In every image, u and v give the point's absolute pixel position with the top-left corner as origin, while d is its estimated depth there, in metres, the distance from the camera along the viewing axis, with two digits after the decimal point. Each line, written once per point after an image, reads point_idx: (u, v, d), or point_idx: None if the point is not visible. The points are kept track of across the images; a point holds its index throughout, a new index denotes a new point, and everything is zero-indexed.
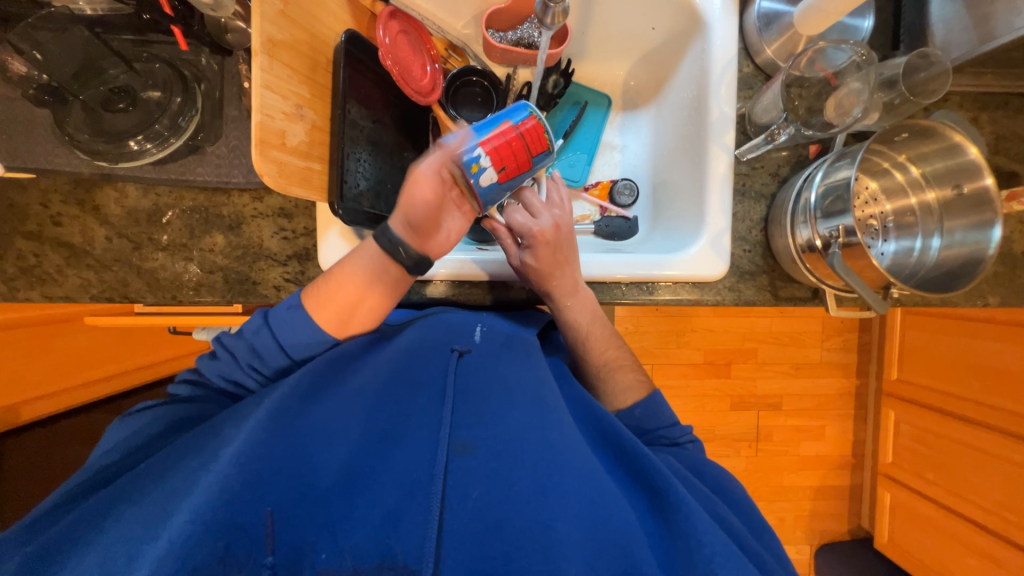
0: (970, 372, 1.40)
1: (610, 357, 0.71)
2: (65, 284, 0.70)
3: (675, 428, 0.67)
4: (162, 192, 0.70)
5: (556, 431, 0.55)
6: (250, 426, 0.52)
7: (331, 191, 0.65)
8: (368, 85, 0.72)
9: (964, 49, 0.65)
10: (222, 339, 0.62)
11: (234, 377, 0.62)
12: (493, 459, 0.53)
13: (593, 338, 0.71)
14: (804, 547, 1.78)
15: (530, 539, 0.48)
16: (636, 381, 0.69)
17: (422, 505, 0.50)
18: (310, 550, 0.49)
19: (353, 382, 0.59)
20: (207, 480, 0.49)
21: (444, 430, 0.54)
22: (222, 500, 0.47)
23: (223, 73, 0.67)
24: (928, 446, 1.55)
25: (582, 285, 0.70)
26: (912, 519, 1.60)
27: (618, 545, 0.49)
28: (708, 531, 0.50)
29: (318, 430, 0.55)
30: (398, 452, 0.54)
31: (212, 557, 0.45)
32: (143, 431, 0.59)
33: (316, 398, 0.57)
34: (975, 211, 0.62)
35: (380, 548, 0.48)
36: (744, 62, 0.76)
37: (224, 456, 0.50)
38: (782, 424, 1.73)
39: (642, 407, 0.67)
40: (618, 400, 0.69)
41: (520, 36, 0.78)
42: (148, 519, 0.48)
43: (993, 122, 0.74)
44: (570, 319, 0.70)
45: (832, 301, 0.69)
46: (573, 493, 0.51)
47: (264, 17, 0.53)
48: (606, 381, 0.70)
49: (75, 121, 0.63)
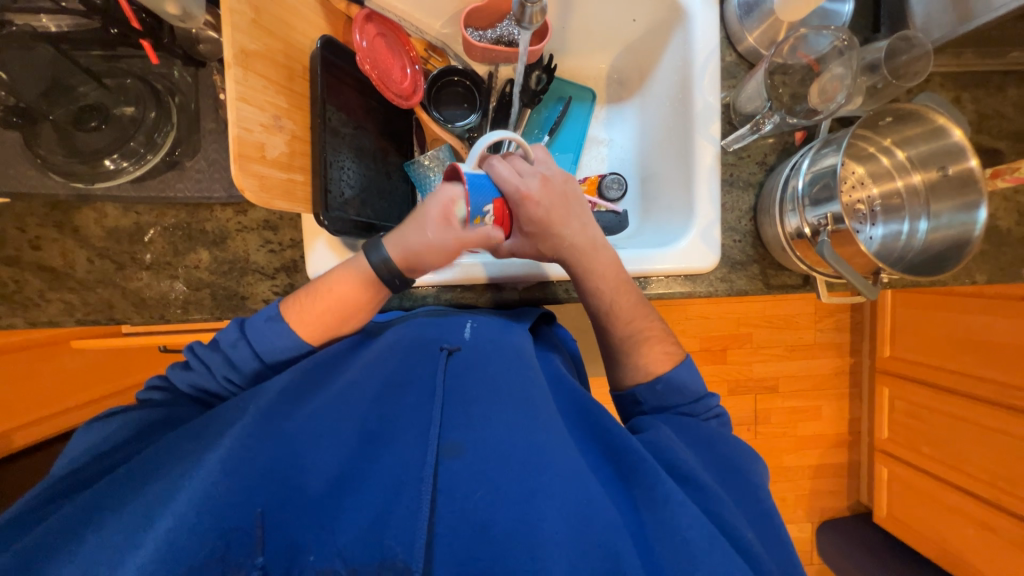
0: (961, 346, 1.42)
1: (640, 327, 0.66)
2: (48, 309, 0.68)
3: (698, 403, 0.64)
4: (142, 210, 0.68)
5: (545, 431, 0.54)
6: (235, 433, 0.51)
7: (315, 201, 0.64)
8: (347, 91, 0.71)
9: (945, 31, 0.66)
10: (196, 349, 0.59)
11: (204, 386, 0.59)
12: (480, 460, 0.51)
13: (620, 307, 0.66)
14: (806, 525, 1.81)
15: (517, 538, 0.46)
16: (665, 352, 0.66)
17: (411, 506, 0.48)
18: (302, 555, 0.46)
19: (343, 379, 0.58)
20: (189, 486, 0.47)
21: (434, 430, 0.52)
22: (208, 506, 0.46)
23: (197, 85, 0.66)
24: (923, 420, 1.57)
25: (600, 252, 0.66)
26: (910, 492, 1.63)
27: (601, 547, 0.47)
28: (693, 526, 0.49)
29: (305, 432, 0.53)
30: (388, 454, 0.52)
31: (204, 561, 0.44)
32: (114, 441, 0.54)
33: (300, 400, 0.55)
34: (960, 193, 0.62)
35: (376, 549, 0.46)
36: (726, 51, 0.76)
37: (208, 462, 0.49)
38: (779, 406, 1.75)
39: (664, 382, 0.63)
40: (640, 372, 0.65)
41: (500, 34, 0.77)
42: (131, 531, 0.45)
43: (975, 101, 0.74)
44: (597, 292, 0.66)
45: (823, 287, 0.69)
46: (559, 495, 0.49)
47: (236, 28, 0.52)
48: (634, 353, 0.66)
49: (47, 142, 0.61)
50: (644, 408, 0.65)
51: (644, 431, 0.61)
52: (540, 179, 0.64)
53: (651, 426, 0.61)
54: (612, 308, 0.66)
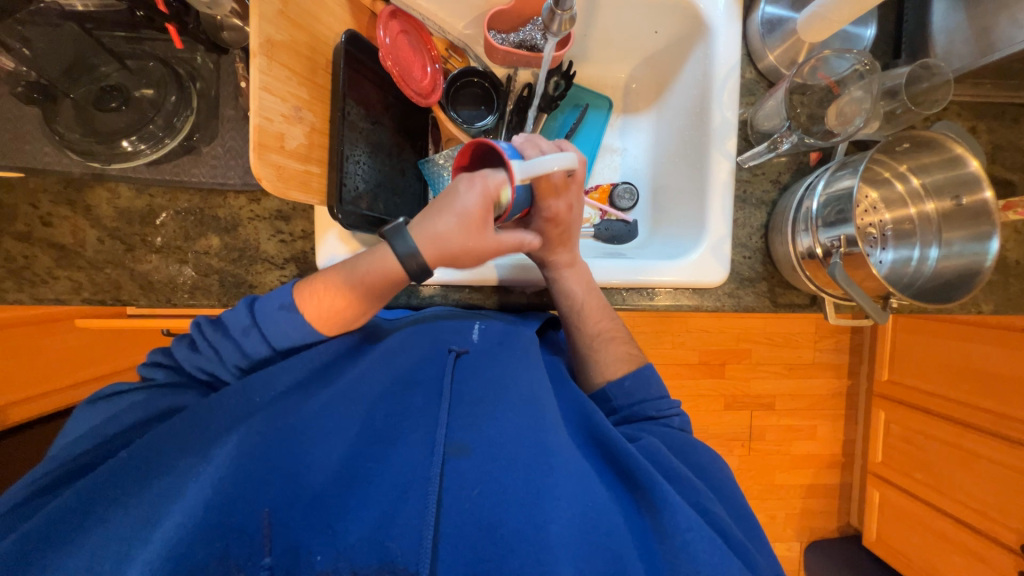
0: (961, 374, 1.42)
1: (605, 327, 0.68)
2: (56, 287, 0.68)
3: (663, 400, 0.65)
4: (155, 193, 0.68)
5: (551, 434, 0.54)
6: (244, 432, 0.52)
7: (330, 194, 0.64)
8: (367, 85, 0.71)
9: (964, 62, 0.66)
10: (203, 328, 0.56)
11: (214, 372, 0.56)
12: (486, 462, 0.51)
13: (587, 308, 0.68)
14: (795, 545, 1.81)
15: (521, 542, 0.47)
16: (626, 352, 0.67)
17: (417, 506, 0.48)
18: (307, 553, 0.46)
19: (350, 374, 0.57)
20: (199, 483, 0.48)
21: (440, 432, 0.53)
22: (216, 502, 0.47)
23: (219, 71, 0.66)
24: (917, 446, 1.58)
25: (577, 256, 0.69)
26: (900, 517, 1.63)
27: (608, 549, 0.48)
28: (692, 528, 0.49)
29: (312, 428, 0.53)
30: (394, 454, 0.52)
31: (211, 557, 0.45)
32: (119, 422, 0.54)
33: (308, 394, 0.55)
34: (973, 223, 0.63)
35: (379, 550, 0.46)
36: (746, 68, 0.76)
37: (219, 455, 0.50)
38: (775, 424, 1.75)
39: (632, 378, 0.65)
40: (609, 370, 0.66)
41: (523, 38, 0.77)
42: (135, 525, 0.46)
43: (991, 131, 0.75)
44: (564, 289, 0.68)
45: (831, 309, 0.69)
46: (565, 496, 0.50)
47: (264, 18, 0.52)
48: (599, 352, 0.67)
49: (65, 120, 0.61)
50: (613, 404, 0.65)
51: (636, 438, 0.59)
52: (551, 216, 0.65)
53: (641, 434, 0.60)
54: (581, 308, 0.68)
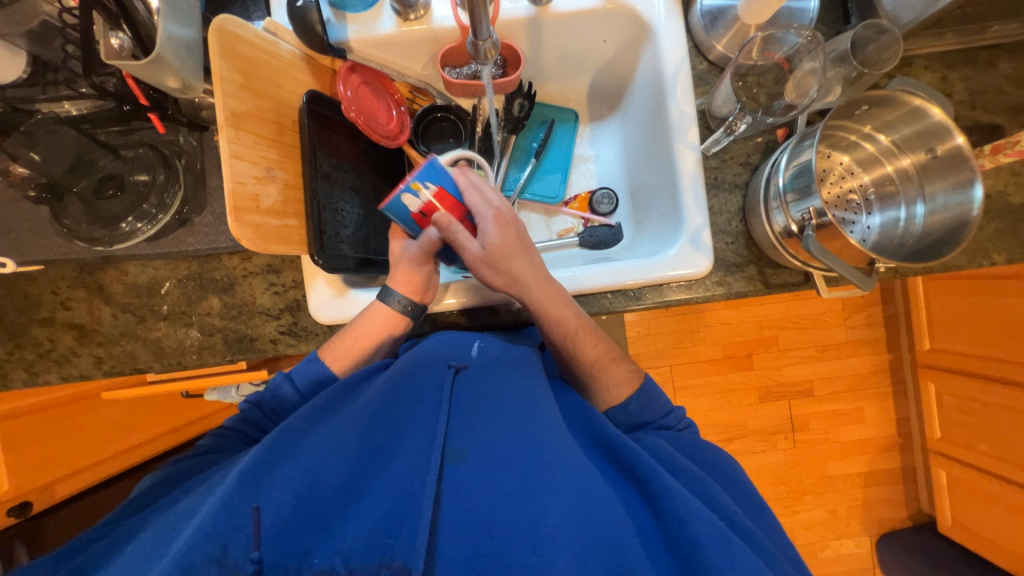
0: (1006, 332, 1.32)
1: (600, 353, 0.68)
2: (78, 364, 0.74)
3: (670, 416, 0.65)
4: (158, 265, 0.74)
5: (547, 432, 0.54)
6: (255, 449, 0.53)
7: (310, 243, 0.68)
8: (339, 138, 0.75)
9: (914, 14, 0.65)
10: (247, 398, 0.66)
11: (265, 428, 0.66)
12: (481, 463, 0.51)
13: (580, 336, 0.67)
14: (864, 539, 1.68)
15: (519, 535, 0.46)
16: (627, 373, 0.68)
17: (414, 508, 0.49)
18: (307, 557, 0.47)
19: (357, 401, 0.60)
20: (209, 503, 0.49)
21: (438, 438, 0.53)
22: (223, 514, 0.47)
23: (203, 146, 0.73)
24: (977, 416, 1.45)
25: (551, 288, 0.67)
26: (972, 496, 1.49)
27: (608, 537, 0.46)
28: (692, 511, 0.47)
29: (315, 446, 0.54)
30: (393, 465, 0.53)
31: (208, 559, 0.45)
32: None
33: (317, 422, 0.58)
34: (953, 172, 0.60)
35: (378, 546, 0.47)
36: (696, 60, 0.78)
37: (229, 477, 0.51)
38: (817, 411, 1.66)
39: (635, 401, 0.65)
40: (612, 396, 0.67)
41: (474, 70, 0.81)
42: (155, 545, 0.48)
43: (964, 79, 0.72)
44: (551, 318, 0.66)
45: (821, 283, 0.68)
46: (562, 489, 0.49)
47: (226, 94, 0.57)
48: (600, 379, 0.67)
49: (72, 213, 0.67)
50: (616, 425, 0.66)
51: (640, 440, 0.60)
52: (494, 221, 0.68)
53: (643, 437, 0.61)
54: (575, 335, 0.66)
